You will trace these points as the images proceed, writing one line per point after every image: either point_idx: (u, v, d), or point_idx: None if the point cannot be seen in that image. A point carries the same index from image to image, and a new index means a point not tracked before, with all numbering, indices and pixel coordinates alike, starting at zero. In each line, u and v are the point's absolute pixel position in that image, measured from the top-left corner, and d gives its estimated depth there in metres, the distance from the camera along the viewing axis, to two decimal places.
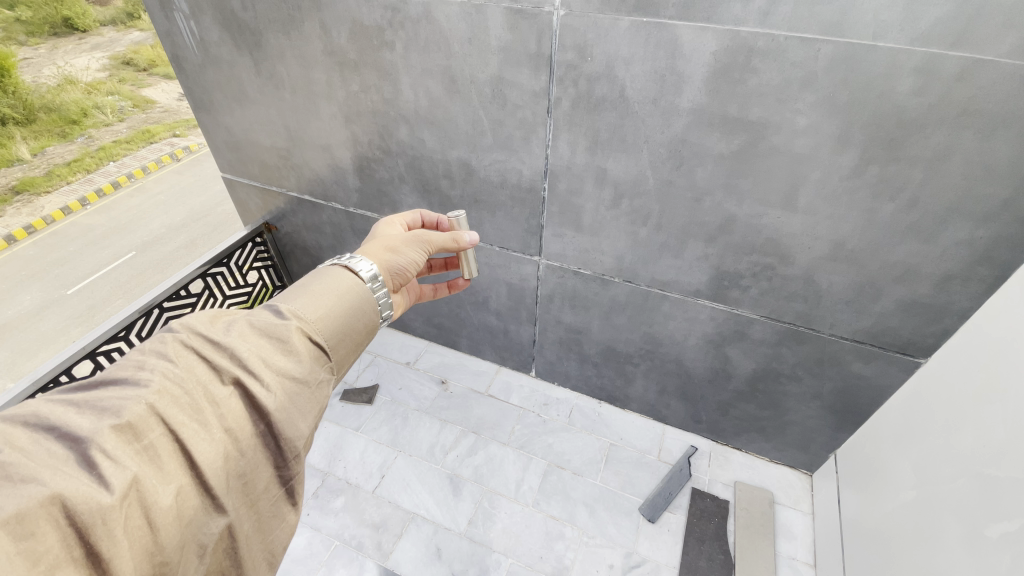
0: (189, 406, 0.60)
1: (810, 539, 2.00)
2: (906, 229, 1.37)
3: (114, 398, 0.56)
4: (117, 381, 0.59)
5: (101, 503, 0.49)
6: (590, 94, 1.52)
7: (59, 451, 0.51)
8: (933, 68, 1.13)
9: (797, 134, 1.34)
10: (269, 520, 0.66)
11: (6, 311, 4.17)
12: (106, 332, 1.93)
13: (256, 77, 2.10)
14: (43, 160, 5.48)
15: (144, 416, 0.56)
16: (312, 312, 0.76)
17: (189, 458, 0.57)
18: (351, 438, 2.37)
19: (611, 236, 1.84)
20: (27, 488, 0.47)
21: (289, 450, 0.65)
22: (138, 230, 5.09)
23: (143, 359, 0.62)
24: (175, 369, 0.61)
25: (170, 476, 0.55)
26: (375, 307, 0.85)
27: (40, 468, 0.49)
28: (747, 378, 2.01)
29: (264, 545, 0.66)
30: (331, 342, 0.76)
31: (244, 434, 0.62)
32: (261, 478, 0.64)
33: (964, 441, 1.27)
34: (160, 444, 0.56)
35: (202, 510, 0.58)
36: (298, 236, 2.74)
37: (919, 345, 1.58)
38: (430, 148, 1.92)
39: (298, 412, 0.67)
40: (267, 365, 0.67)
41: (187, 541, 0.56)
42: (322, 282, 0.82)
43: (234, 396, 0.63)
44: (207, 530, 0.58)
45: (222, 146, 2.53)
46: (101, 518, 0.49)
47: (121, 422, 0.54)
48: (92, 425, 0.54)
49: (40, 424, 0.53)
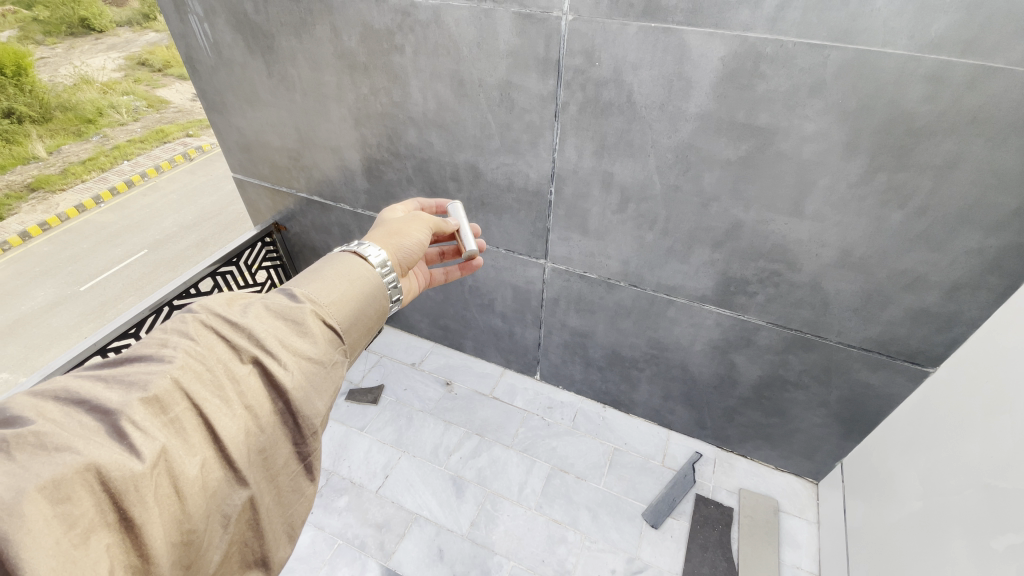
0: (211, 382, 0.61)
1: (815, 548, 1.97)
2: (916, 237, 1.36)
3: (140, 373, 0.58)
4: (142, 357, 0.61)
5: (133, 470, 0.50)
6: (598, 99, 1.53)
7: (90, 423, 0.53)
8: (943, 75, 1.12)
9: (805, 141, 1.33)
10: (288, 494, 0.66)
11: (20, 307, 4.25)
12: (116, 328, 1.95)
13: (268, 79, 2.13)
14: (59, 159, 5.78)
15: (169, 390, 0.57)
16: (325, 297, 0.76)
17: (212, 432, 0.58)
18: (355, 437, 2.39)
19: (617, 240, 1.84)
20: (62, 456, 0.48)
21: (307, 427, 0.66)
22: (151, 228, 5.16)
23: (166, 337, 0.63)
24: (197, 347, 0.63)
25: (195, 449, 0.56)
26: (385, 292, 0.85)
27: (72, 438, 0.50)
28: (753, 385, 2.00)
29: (282, 518, 0.65)
30: (345, 326, 0.76)
31: (263, 412, 0.63)
32: (281, 454, 0.64)
33: (972, 449, 1.25)
34: (185, 418, 0.57)
35: (225, 482, 0.58)
36: (307, 236, 2.77)
37: (927, 354, 1.56)
38: (437, 151, 1.94)
39: (315, 390, 0.67)
40: (284, 346, 0.67)
41: (212, 511, 0.57)
42: (333, 267, 0.83)
43: (253, 374, 0.64)
44: (231, 501, 0.58)
45: (234, 146, 2.56)
46: (133, 485, 0.50)
47: (148, 395, 0.55)
48: (121, 398, 0.55)
49: (70, 398, 0.55)
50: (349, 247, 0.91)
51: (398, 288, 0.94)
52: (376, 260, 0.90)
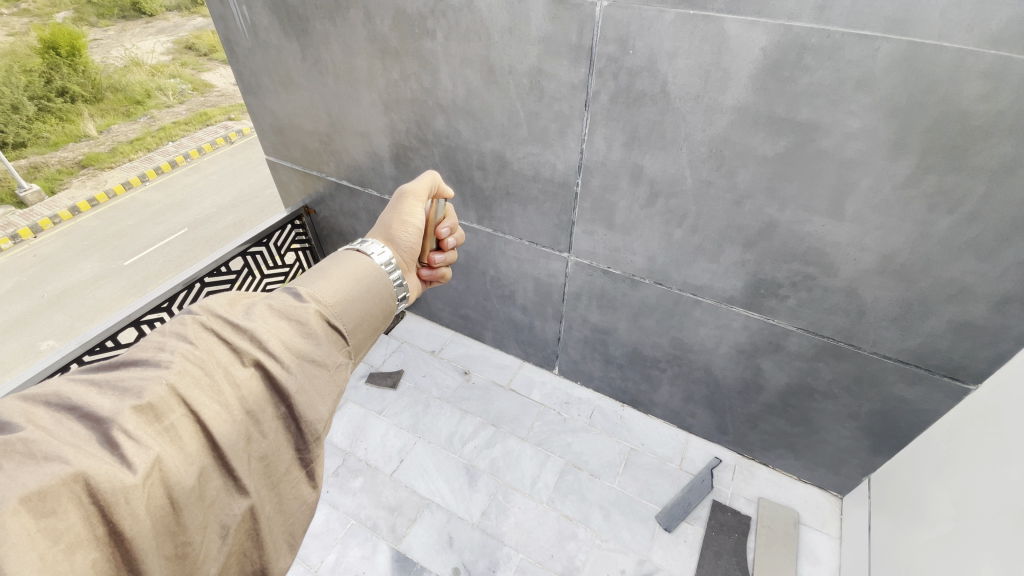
0: (211, 388, 0.62)
1: (836, 564, 1.90)
2: (964, 245, 1.28)
3: (135, 379, 0.59)
4: (138, 361, 0.62)
5: (125, 482, 0.51)
6: (630, 89, 1.48)
7: (82, 431, 0.54)
8: (1004, 72, 1.04)
9: (848, 138, 1.26)
10: (290, 501, 0.67)
11: (69, 277, 4.47)
12: (150, 302, 2.04)
13: (302, 63, 2.15)
14: (109, 138, 6.03)
15: (165, 397, 0.58)
16: (330, 296, 0.78)
17: (211, 439, 0.59)
18: (373, 420, 2.42)
19: (644, 235, 1.79)
20: (51, 466, 0.49)
21: (310, 432, 0.67)
22: (191, 208, 5.33)
23: (163, 340, 0.65)
24: (195, 351, 0.64)
25: (192, 457, 0.57)
26: (391, 291, 0.88)
27: (64, 447, 0.52)
28: (779, 392, 1.93)
29: (283, 527, 0.66)
30: (350, 327, 0.79)
31: (265, 417, 0.65)
32: (283, 460, 0.66)
33: (1010, 476, 1.18)
34: (182, 425, 0.58)
35: (224, 491, 0.60)
36: (335, 221, 2.81)
37: (969, 370, 1.47)
38: (465, 138, 1.92)
39: (318, 394, 0.69)
40: (287, 348, 0.69)
41: (210, 521, 0.58)
42: (340, 266, 0.85)
43: (255, 379, 0.65)
44: (230, 511, 0.60)
45: (268, 130, 2.60)
46: (124, 497, 0.50)
47: (142, 402, 0.56)
48: (114, 406, 0.57)
49: (62, 404, 0.57)
50: (354, 246, 0.94)
51: (403, 285, 0.96)
52: (380, 258, 0.92)
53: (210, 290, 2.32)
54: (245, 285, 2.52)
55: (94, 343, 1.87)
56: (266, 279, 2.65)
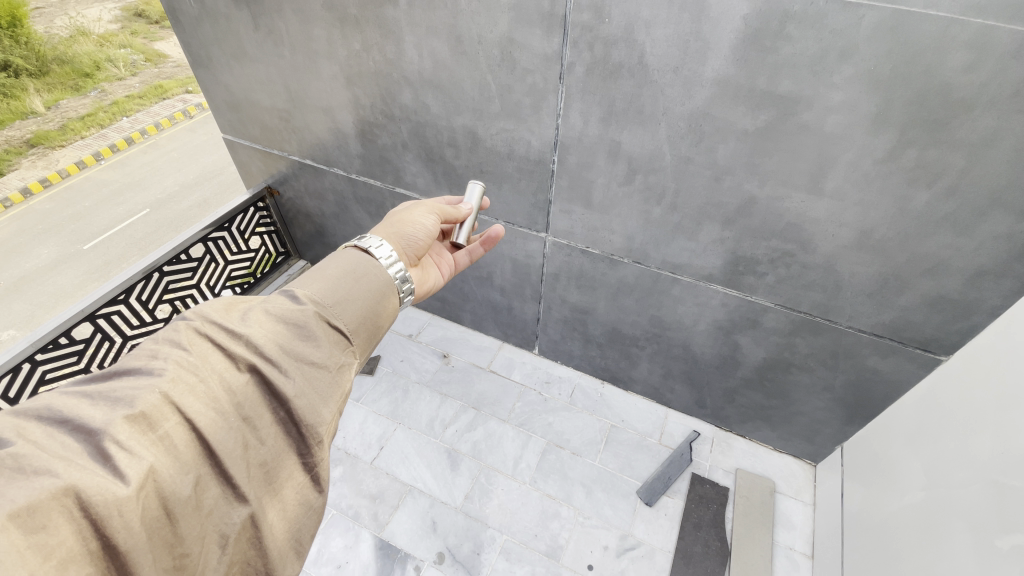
0: (207, 396, 0.54)
1: (809, 530, 1.97)
2: (941, 219, 1.27)
3: (128, 388, 0.52)
4: (130, 370, 0.55)
5: (117, 495, 0.45)
6: (607, 60, 1.41)
7: (73, 444, 0.47)
8: (989, 42, 1.01)
9: (829, 111, 1.23)
10: (296, 508, 0.58)
11: (25, 264, 4.23)
12: (105, 295, 1.95)
13: (255, 33, 1.99)
14: (59, 113, 5.42)
15: (158, 405, 0.51)
16: (329, 297, 0.72)
17: (207, 446, 0.52)
18: (351, 408, 2.37)
19: (622, 214, 1.75)
20: (38, 480, 0.43)
21: (311, 437, 0.59)
22: (151, 187, 5.06)
23: (156, 347, 0.57)
24: (189, 357, 0.56)
25: (189, 466, 0.51)
26: (394, 288, 0.81)
27: (53, 460, 0.45)
28: (756, 366, 1.94)
29: (287, 534, 0.57)
30: (352, 327, 0.71)
31: (262, 423, 0.57)
32: (285, 466, 0.58)
33: (982, 445, 1.20)
34: (178, 434, 0.51)
35: (222, 498, 0.52)
36: (301, 202, 2.66)
37: (941, 342, 1.49)
38: (434, 114, 1.82)
39: (319, 398, 0.61)
40: (285, 352, 0.62)
41: (208, 531, 0.51)
42: (336, 264, 0.79)
43: (252, 385, 0.58)
44: (230, 520, 0.52)
45: (222, 106, 2.43)
46: (116, 510, 0.44)
47: (134, 412, 0.50)
48: (105, 416, 0.50)
49: (52, 417, 0.49)
50: (353, 242, 0.91)
51: (408, 279, 0.90)
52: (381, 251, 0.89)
53: (169, 279, 2.24)
54: (208, 272, 2.46)
55: (46, 341, 1.76)
56: (230, 265, 2.57)
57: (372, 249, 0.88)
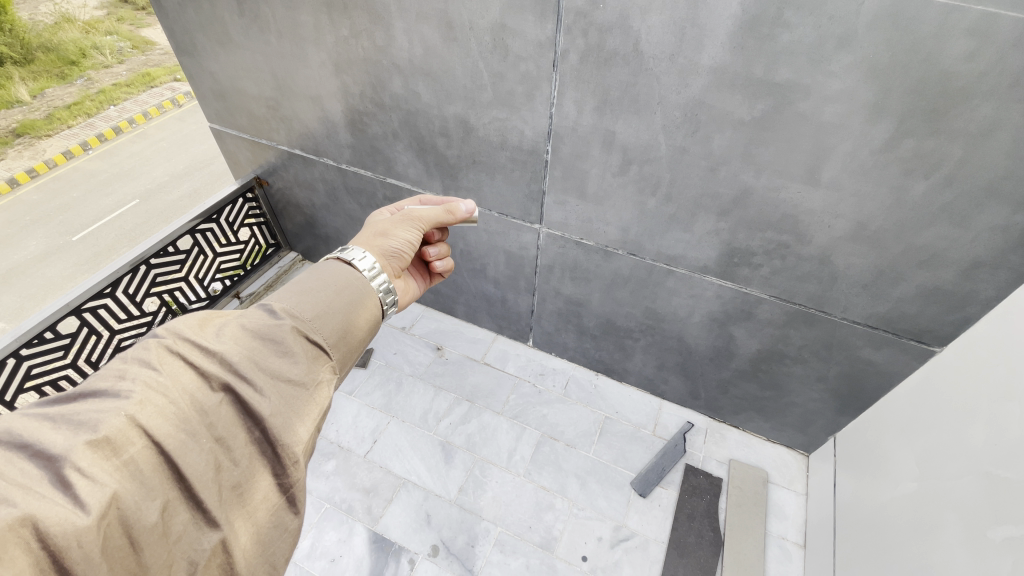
0: (177, 416, 0.52)
1: (802, 520, 1.98)
2: (938, 210, 1.25)
3: (93, 411, 0.50)
4: (95, 392, 0.52)
5: (76, 525, 0.44)
6: (601, 47, 1.38)
7: (32, 471, 0.46)
8: (989, 30, 0.99)
9: (827, 101, 1.21)
10: (270, 532, 0.56)
11: (13, 256, 4.17)
12: (91, 289, 1.91)
13: (240, 18, 1.94)
14: (43, 102, 5.08)
15: (123, 429, 0.49)
16: (308, 311, 0.69)
17: (175, 470, 0.50)
18: (344, 401, 2.35)
19: (617, 205, 1.72)
20: None
21: (287, 457, 0.57)
22: (140, 177, 4.98)
23: (124, 367, 0.54)
24: (158, 376, 0.54)
25: (155, 491, 0.49)
26: (376, 301, 0.79)
27: (10, 488, 0.44)
28: (750, 358, 1.94)
29: (261, 557, 0.55)
30: (332, 341, 0.69)
31: (237, 443, 0.55)
32: (259, 488, 0.55)
33: (976, 437, 1.20)
34: (144, 458, 0.49)
35: (192, 523, 0.51)
36: (290, 192, 2.62)
37: (936, 333, 1.49)
38: (426, 102, 1.79)
39: (295, 415, 0.58)
40: (261, 368, 0.59)
41: (175, 558, 0.49)
42: (316, 276, 0.76)
43: (225, 404, 0.56)
44: (199, 546, 0.51)
45: (208, 94, 2.38)
46: (76, 541, 0.43)
47: (97, 437, 0.48)
48: (67, 440, 0.48)
49: (12, 442, 0.48)
50: (335, 254, 0.88)
51: (392, 291, 0.88)
52: (363, 263, 0.87)
53: (157, 272, 2.20)
54: (196, 264, 2.43)
55: (32, 336, 1.73)
56: (219, 258, 2.53)
57: (354, 261, 0.86)
